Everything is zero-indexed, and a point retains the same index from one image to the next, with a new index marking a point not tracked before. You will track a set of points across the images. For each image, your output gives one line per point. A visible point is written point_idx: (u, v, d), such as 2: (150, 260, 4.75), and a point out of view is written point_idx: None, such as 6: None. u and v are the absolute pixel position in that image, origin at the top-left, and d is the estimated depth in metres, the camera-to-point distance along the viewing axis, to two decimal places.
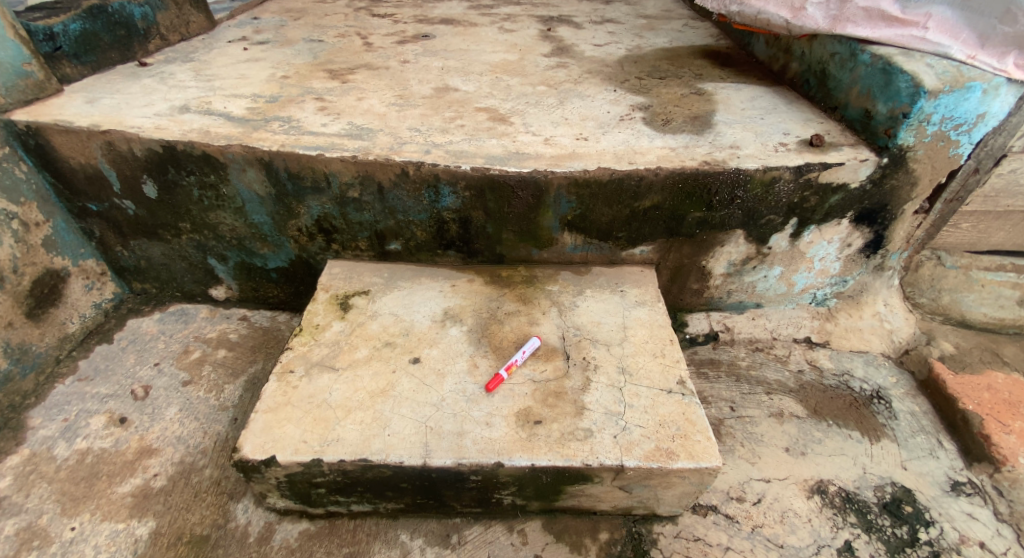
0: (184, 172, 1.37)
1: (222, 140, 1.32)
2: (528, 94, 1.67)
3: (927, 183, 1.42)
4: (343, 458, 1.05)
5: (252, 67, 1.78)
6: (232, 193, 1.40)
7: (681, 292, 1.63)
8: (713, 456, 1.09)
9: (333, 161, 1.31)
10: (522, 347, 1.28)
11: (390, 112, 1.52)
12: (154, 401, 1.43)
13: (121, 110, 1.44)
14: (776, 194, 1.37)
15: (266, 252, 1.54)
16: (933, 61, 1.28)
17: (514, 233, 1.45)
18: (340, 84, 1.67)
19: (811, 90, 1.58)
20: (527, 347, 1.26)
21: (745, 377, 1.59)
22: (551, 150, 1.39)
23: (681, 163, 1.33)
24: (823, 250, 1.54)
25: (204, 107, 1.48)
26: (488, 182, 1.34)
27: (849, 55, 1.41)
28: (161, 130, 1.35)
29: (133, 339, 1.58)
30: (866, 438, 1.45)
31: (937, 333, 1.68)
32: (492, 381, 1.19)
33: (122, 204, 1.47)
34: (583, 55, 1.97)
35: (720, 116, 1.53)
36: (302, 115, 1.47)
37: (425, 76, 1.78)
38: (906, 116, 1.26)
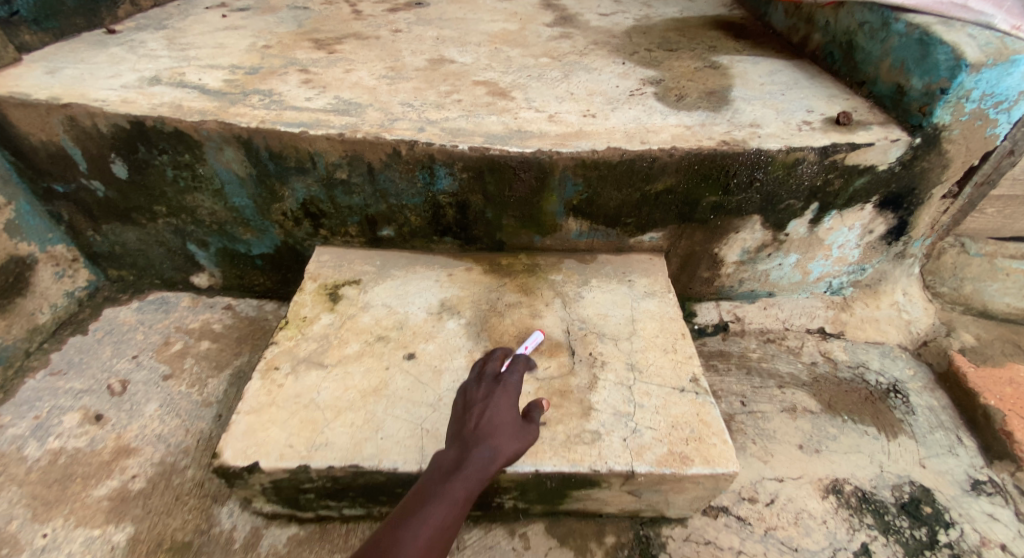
0: (155, 150, 1.26)
1: (196, 116, 1.21)
2: (530, 66, 1.55)
3: (959, 165, 1.32)
4: (332, 464, 0.97)
5: (231, 35, 1.65)
6: (209, 173, 1.29)
7: (690, 281, 1.55)
8: (730, 460, 1.02)
9: (319, 138, 1.20)
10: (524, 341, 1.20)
11: (381, 86, 1.40)
12: (133, 397, 1.34)
13: (84, 81, 1.32)
14: (798, 177, 1.27)
15: (249, 237, 1.44)
16: (975, 31, 1.17)
17: (515, 219, 1.36)
18: (326, 55, 1.55)
19: (835, 64, 1.48)
20: (530, 343, 1.18)
21: (756, 370, 1.52)
22: (557, 128, 1.28)
23: (698, 142, 1.23)
24: (843, 237, 1.45)
25: (176, 79, 1.35)
26: (487, 163, 1.23)
27: (880, 25, 1.30)
28: (128, 104, 1.23)
29: (109, 330, 1.48)
30: (884, 434, 1.38)
31: (957, 324, 1.60)
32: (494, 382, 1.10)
33: (91, 185, 1.36)
34: (588, 25, 1.84)
35: (738, 92, 1.42)
36: (285, 88, 1.35)
37: (419, 46, 1.65)
38: (943, 92, 1.16)
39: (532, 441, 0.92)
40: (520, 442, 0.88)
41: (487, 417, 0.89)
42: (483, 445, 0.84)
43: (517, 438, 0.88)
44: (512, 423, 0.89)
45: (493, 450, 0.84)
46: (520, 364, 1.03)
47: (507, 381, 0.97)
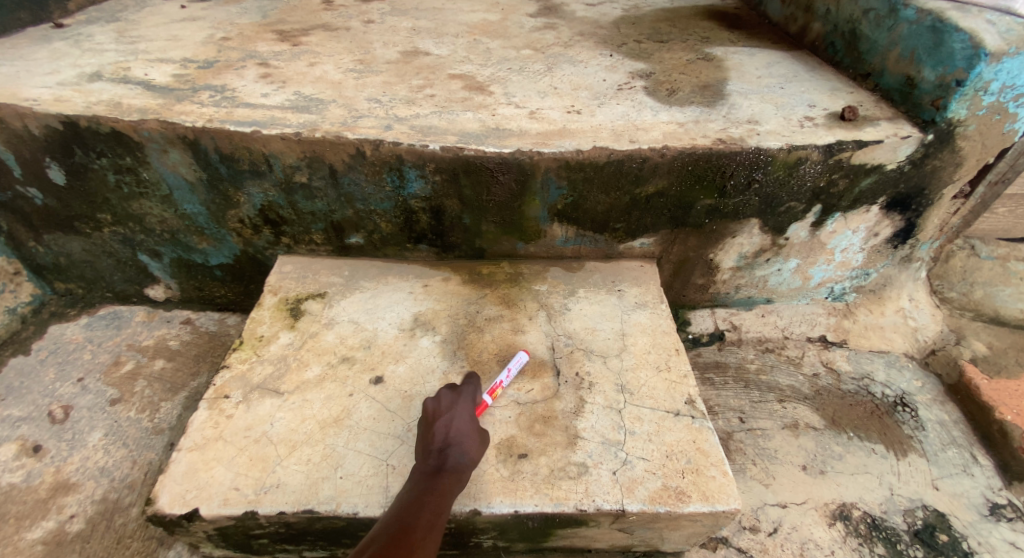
0: (93, 154, 1.13)
1: (135, 115, 1.09)
2: (512, 58, 1.44)
3: (973, 163, 1.22)
4: (283, 509, 0.87)
5: (188, 27, 1.52)
6: (155, 178, 1.16)
7: (683, 288, 1.45)
8: (731, 496, 0.92)
9: (273, 139, 1.08)
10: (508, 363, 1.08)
11: (347, 80, 1.28)
12: (76, 425, 1.22)
13: (17, 78, 1.20)
14: (800, 178, 1.17)
15: (205, 246, 1.31)
16: (994, 16, 1.07)
17: (495, 225, 1.25)
18: (290, 47, 1.42)
19: (837, 55, 1.37)
20: (514, 366, 1.07)
21: (755, 383, 1.41)
22: (538, 125, 1.17)
23: (691, 141, 1.12)
24: (846, 241, 1.35)
25: (120, 75, 1.23)
26: (462, 165, 1.12)
27: (887, 11, 1.19)
28: (61, 103, 1.11)
29: (54, 349, 1.36)
30: (892, 453, 1.29)
31: (968, 331, 1.51)
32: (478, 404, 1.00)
33: (27, 193, 1.23)
34: (574, 15, 1.72)
35: (734, 85, 1.32)
36: (240, 83, 1.23)
37: (391, 38, 1.53)
38: (959, 84, 1.06)
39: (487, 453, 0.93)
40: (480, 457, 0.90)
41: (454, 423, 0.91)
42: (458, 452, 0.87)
43: (483, 441, 0.91)
44: (476, 426, 0.93)
45: (466, 454, 0.87)
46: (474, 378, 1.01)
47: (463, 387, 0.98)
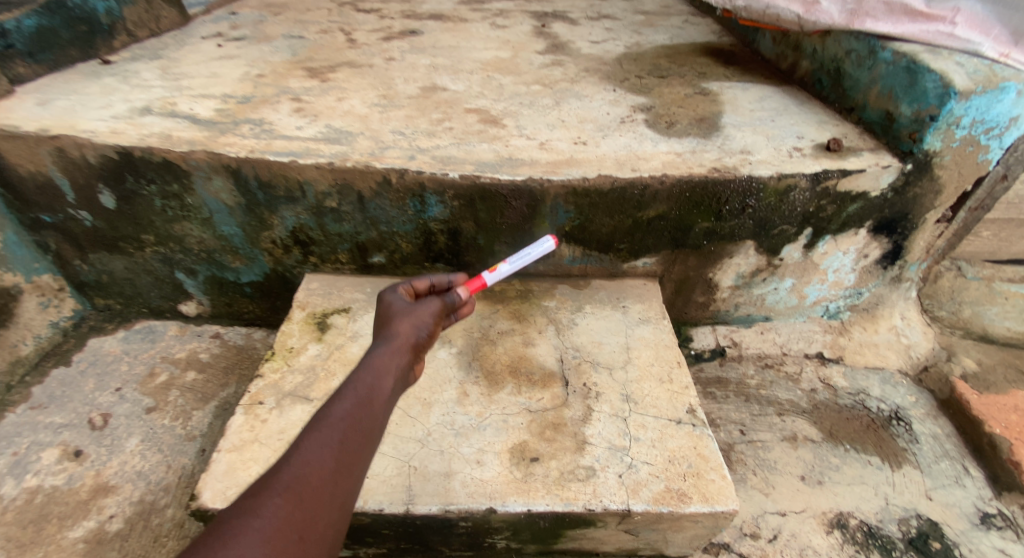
0: (143, 180, 1.24)
1: (184, 146, 1.20)
2: (522, 93, 1.56)
3: (952, 191, 1.32)
4: None
5: (225, 65, 1.65)
6: (198, 203, 1.27)
7: (685, 306, 1.53)
8: (730, 498, 0.98)
9: (308, 168, 1.19)
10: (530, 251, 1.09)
11: (373, 114, 1.40)
12: (114, 431, 1.30)
13: (75, 112, 1.32)
14: (790, 204, 1.26)
15: (237, 265, 1.41)
16: (963, 58, 1.18)
17: (507, 245, 1.35)
18: (320, 83, 1.55)
19: (824, 90, 1.48)
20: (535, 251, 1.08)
21: (755, 397, 1.48)
22: (548, 155, 1.28)
23: (688, 170, 1.22)
24: (837, 262, 1.43)
25: (167, 109, 1.35)
26: (478, 191, 1.22)
27: (867, 53, 1.30)
28: (117, 135, 1.23)
29: (94, 361, 1.45)
30: (887, 464, 1.35)
31: (958, 349, 1.58)
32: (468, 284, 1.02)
33: (78, 215, 1.34)
34: (579, 53, 1.85)
35: (728, 118, 1.42)
36: (276, 117, 1.35)
37: (411, 74, 1.65)
38: (933, 119, 1.16)
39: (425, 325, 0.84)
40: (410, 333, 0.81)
41: (385, 312, 0.86)
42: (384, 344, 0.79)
43: (419, 325, 0.83)
44: (411, 312, 0.85)
45: (392, 338, 0.80)
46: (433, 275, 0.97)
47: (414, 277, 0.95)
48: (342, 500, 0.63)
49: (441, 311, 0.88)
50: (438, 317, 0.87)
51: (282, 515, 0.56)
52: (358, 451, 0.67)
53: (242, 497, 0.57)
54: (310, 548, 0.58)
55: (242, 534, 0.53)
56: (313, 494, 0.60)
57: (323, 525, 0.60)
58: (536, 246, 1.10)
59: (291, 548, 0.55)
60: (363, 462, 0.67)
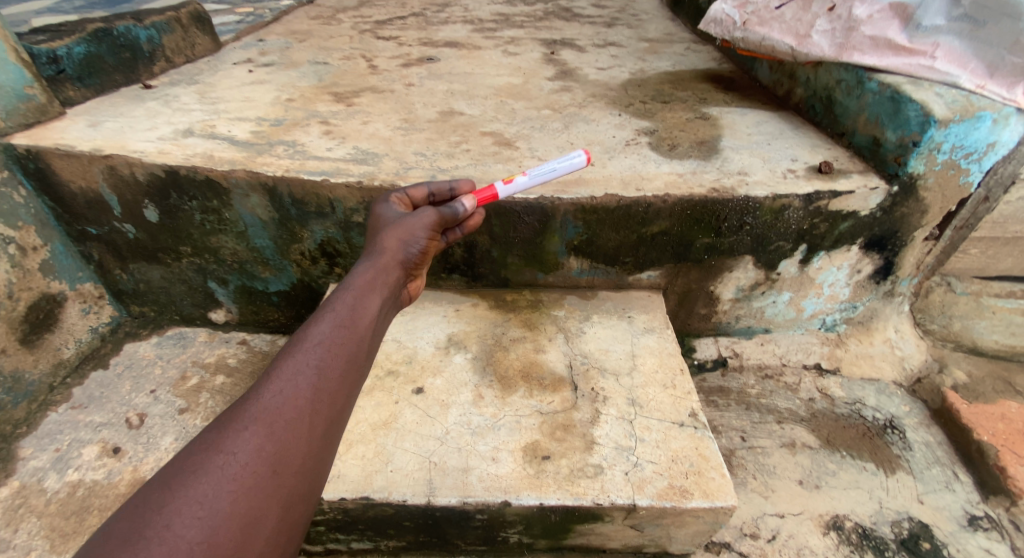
0: (186, 196, 1.35)
1: (226, 165, 1.31)
2: (534, 117, 1.67)
3: (937, 210, 1.41)
4: (344, 496, 1.02)
5: (257, 89, 1.78)
6: (235, 217, 1.38)
7: (688, 317, 1.61)
8: (729, 494, 1.05)
9: (339, 186, 1.28)
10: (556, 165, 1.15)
11: (396, 136, 1.51)
12: (150, 430, 1.38)
13: (123, 133, 1.44)
14: (785, 222, 1.35)
15: (267, 275, 1.51)
16: (942, 90, 1.26)
17: (519, 258, 1.45)
18: (345, 107, 1.67)
19: (817, 116, 1.58)
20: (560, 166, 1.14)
21: (755, 406, 1.55)
22: (558, 176, 1.38)
23: (689, 190, 1.32)
24: (832, 276, 1.51)
25: (207, 131, 1.47)
26: (493, 209, 1.33)
27: (855, 83, 1.41)
28: (164, 155, 1.34)
29: (129, 365, 1.54)
30: (882, 470, 1.41)
31: (949, 361, 1.65)
32: (479, 194, 1.12)
33: (122, 228, 1.45)
34: (587, 79, 1.97)
35: (727, 141, 1.52)
36: (308, 139, 1.46)
37: (430, 99, 1.77)
38: (915, 145, 1.26)
39: (413, 240, 0.95)
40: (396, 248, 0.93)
41: (377, 230, 0.98)
42: (377, 254, 0.92)
43: (406, 242, 0.94)
44: (404, 223, 0.96)
45: (383, 254, 0.92)
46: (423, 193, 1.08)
47: (410, 192, 1.06)
48: (317, 428, 0.66)
49: (437, 220, 0.99)
50: (432, 226, 0.98)
51: (252, 448, 0.59)
52: (333, 377, 0.70)
53: (214, 428, 0.61)
54: (286, 481, 0.61)
55: (213, 467, 0.56)
56: (285, 426, 0.63)
57: (299, 456, 0.63)
58: (564, 162, 1.15)
59: (265, 482, 0.59)
60: (340, 388, 0.71)
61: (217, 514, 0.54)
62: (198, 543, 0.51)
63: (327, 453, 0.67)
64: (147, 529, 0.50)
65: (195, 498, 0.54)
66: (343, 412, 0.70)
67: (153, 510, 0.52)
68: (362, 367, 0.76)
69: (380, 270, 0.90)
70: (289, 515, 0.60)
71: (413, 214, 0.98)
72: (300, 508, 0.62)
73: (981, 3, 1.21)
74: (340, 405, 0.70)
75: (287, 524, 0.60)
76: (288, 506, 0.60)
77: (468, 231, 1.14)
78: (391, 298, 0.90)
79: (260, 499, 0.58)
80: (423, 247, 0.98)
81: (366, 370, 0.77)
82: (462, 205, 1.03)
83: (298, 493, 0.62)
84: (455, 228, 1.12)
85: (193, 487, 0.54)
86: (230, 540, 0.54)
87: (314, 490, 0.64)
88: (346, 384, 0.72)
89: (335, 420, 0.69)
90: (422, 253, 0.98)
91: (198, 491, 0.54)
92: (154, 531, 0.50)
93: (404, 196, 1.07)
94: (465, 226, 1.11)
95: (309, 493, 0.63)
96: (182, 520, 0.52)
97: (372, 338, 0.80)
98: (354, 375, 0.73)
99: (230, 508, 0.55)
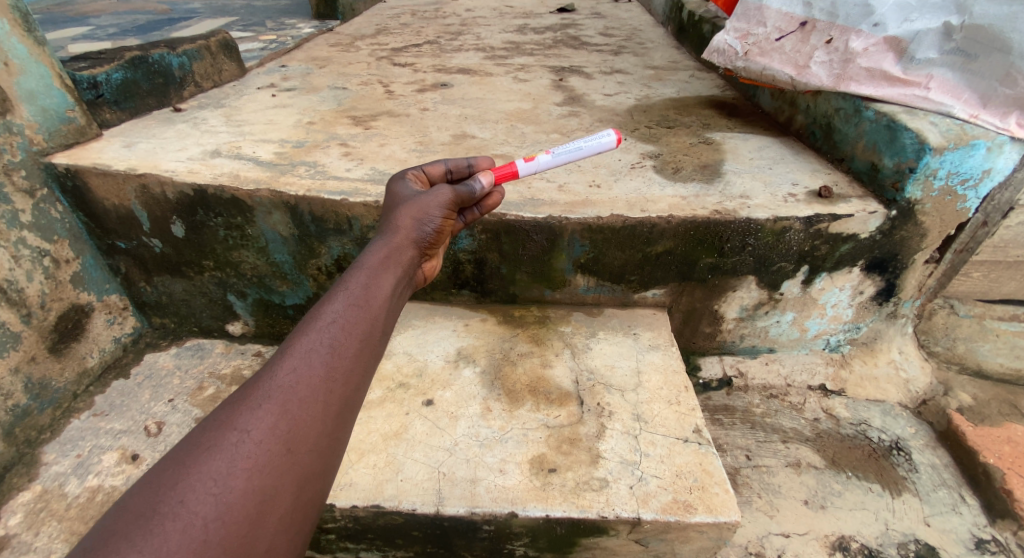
0: (212, 213, 1.43)
1: (251, 185, 1.38)
2: (543, 141, 1.74)
3: (936, 234, 1.45)
4: (355, 504, 1.05)
5: (280, 113, 1.86)
6: (257, 234, 1.45)
7: (693, 335, 1.64)
8: (733, 509, 1.04)
9: (357, 205, 1.34)
10: (587, 144, 1.20)
11: (411, 158, 1.58)
12: (167, 438, 1.41)
13: (156, 154, 1.52)
14: (787, 243, 1.39)
15: (284, 289, 1.56)
16: (937, 119, 1.32)
17: (527, 275, 1.50)
18: (363, 130, 1.74)
19: (817, 142, 1.64)
20: (591, 144, 1.20)
21: (760, 425, 1.57)
22: (565, 196, 1.43)
23: (692, 211, 1.36)
24: (835, 297, 1.54)
25: (234, 152, 1.55)
26: (504, 227, 1.39)
27: (853, 111, 1.48)
28: (193, 174, 1.42)
29: (149, 375, 1.59)
30: (888, 491, 1.41)
31: (954, 384, 1.67)
32: (498, 171, 1.16)
33: (150, 243, 1.53)
34: (594, 105, 2.05)
35: (729, 165, 1.57)
36: (328, 160, 1.53)
37: (444, 123, 1.85)
38: (912, 171, 1.31)
39: (426, 218, 0.99)
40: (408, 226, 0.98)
41: (391, 211, 1.02)
42: (391, 234, 0.96)
43: (420, 222, 0.99)
44: (418, 203, 1.00)
45: (396, 233, 0.96)
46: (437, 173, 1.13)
47: (427, 169, 1.11)
48: (329, 407, 0.69)
49: (452, 198, 1.03)
50: (446, 205, 1.02)
51: (265, 425, 0.63)
52: (345, 356, 0.74)
53: (230, 406, 0.65)
54: (299, 458, 0.65)
55: (226, 445, 0.60)
56: (297, 404, 0.66)
57: (311, 434, 0.66)
58: (592, 141, 1.20)
59: (277, 459, 0.62)
60: (352, 367, 0.74)
61: (230, 490, 0.58)
62: (211, 519, 0.55)
63: (340, 431, 0.70)
64: (164, 504, 0.55)
65: (208, 475, 0.58)
66: (358, 391, 0.74)
67: (168, 486, 0.56)
68: (375, 346, 0.79)
69: (393, 251, 0.93)
70: (303, 490, 0.64)
71: (427, 193, 1.02)
72: (314, 485, 0.65)
73: (973, 38, 1.26)
74: (352, 384, 0.73)
75: (301, 499, 0.63)
76: (302, 483, 0.64)
77: (487, 210, 1.18)
78: (406, 277, 0.94)
79: (273, 475, 0.61)
80: (437, 226, 1.01)
81: (380, 349, 0.80)
82: (479, 182, 1.07)
83: (312, 470, 0.65)
84: (474, 207, 1.16)
85: (207, 464, 0.58)
86: (243, 515, 0.58)
87: (327, 467, 0.67)
88: (358, 362, 0.75)
89: (348, 399, 0.72)
90: (437, 233, 1.02)
91: (212, 468, 0.58)
92: (170, 506, 0.55)
93: (421, 174, 1.11)
94: (483, 205, 1.15)
95: (322, 470, 0.67)
96: (196, 496, 0.56)
97: (386, 318, 0.84)
98: (367, 354, 0.77)
99: (243, 484, 0.59)
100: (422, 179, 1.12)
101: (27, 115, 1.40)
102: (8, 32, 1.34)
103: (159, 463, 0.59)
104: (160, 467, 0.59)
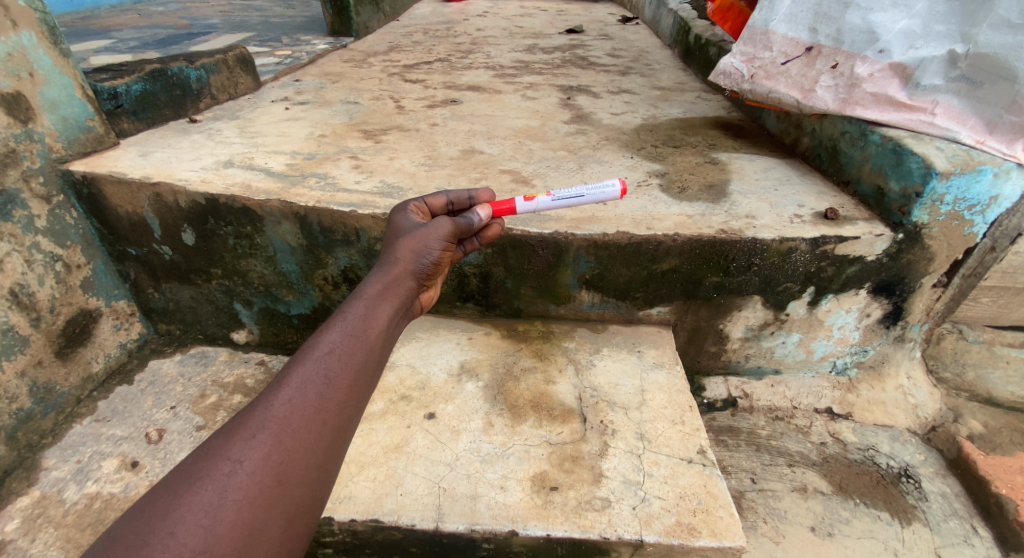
0: (222, 222, 1.44)
1: (262, 195, 1.40)
2: (550, 158, 1.75)
3: (944, 259, 1.45)
4: (354, 517, 1.04)
5: (292, 125, 1.89)
6: (266, 243, 1.46)
7: (698, 354, 1.62)
8: (737, 534, 1.01)
9: (365, 217, 1.35)
10: (594, 190, 1.19)
11: (419, 172, 1.60)
12: (167, 446, 1.40)
13: (170, 163, 1.55)
14: (793, 263, 1.38)
15: (290, 298, 1.57)
16: (942, 144, 1.34)
17: (532, 289, 1.50)
18: (374, 144, 1.77)
19: (823, 164, 1.65)
20: (596, 193, 1.18)
21: (765, 447, 1.54)
22: (572, 213, 1.44)
23: (698, 230, 1.37)
24: (842, 319, 1.53)
25: (246, 163, 1.57)
26: (510, 241, 1.40)
27: (859, 134, 1.49)
28: (207, 184, 1.44)
29: (153, 381, 1.59)
30: (897, 520, 1.37)
31: (964, 411, 1.65)
32: (498, 206, 1.19)
33: (161, 250, 1.55)
34: (601, 123, 2.06)
35: (735, 186, 1.58)
36: (338, 172, 1.55)
37: (453, 138, 1.87)
38: (919, 195, 1.31)
39: (427, 249, 1.00)
40: (406, 258, 0.98)
41: (392, 239, 1.03)
42: (390, 265, 0.97)
43: (419, 255, 0.99)
44: (419, 234, 1.00)
45: (395, 264, 0.97)
46: (438, 205, 1.13)
47: (428, 201, 1.12)
48: (322, 438, 0.69)
49: (452, 230, 1.03)
50: (447, 237, 1.02)
51: (258, 456, 0.63)
52: (340, 388, 0.74)
53: (223, 436, 0.65)
54: (289, 491, 0.64)
55: (218, 476, 0.60)
56: (291, 435, 0.66)
57: (302, 467, 0.66)
58: (594, 189, 1.19)
59: (268, 491, 0.62)
60: (347, 398, 0.74)
61: (220, 522, 0.58)
62: (199, 552, 0.55)
63: (332, 463, 0.70)
64: (154, 536, 0.55)
65: (200, 507, 0.57)
66: (351, 422, 0.74)
67: (159, 517, 0.56)
68: (370, 378, 0.79)
69: (392, 281, 0.94)
70: (292, 523, 0.63)
71: (428, 224, 1.02)
72: (303, 517, 0.65)
73: (978, 65, 1.26)
74: (346, 415, 0.73)
75: (291, 532, 0.63)
76: (291, 516, 0.64)
77: (486, 241, 1.18)
78: (403, 307, 0.94)
79: (262, 508, 0.61)
80: (437, 257, 1.02)
81: (375, 379, 0.80)
82: (476, 215, 1.06)
83: (302, 503, 0.65)
84: (474, 238, 1.16)
85: (198, 495, 0.58)
86: (231, 548, 0.57)
87: (317, 499, 0.67)
88: (353, 394, 0.75)
89: (341, 430, 0.72)
90: (436, 264, 1.02)
91: (204, 499, 0.58)
92: (160, 538, 0.54)
93: (422, 206, 1.12)
94: (481, 236, 1.16)
95: (313, 502, 0.66)
96: (186, 527, 0.56)
97: (382, 348, 0.83)
98: (361, 385, 0.76)
99: (233, 516, 0.59)
100: (423, 212, 1.13)
101: (48, 124, 1.43)
102: (35, 44, 1.38)
103: (150, 492, 0.59)
104: (150, 497, 0.59)
